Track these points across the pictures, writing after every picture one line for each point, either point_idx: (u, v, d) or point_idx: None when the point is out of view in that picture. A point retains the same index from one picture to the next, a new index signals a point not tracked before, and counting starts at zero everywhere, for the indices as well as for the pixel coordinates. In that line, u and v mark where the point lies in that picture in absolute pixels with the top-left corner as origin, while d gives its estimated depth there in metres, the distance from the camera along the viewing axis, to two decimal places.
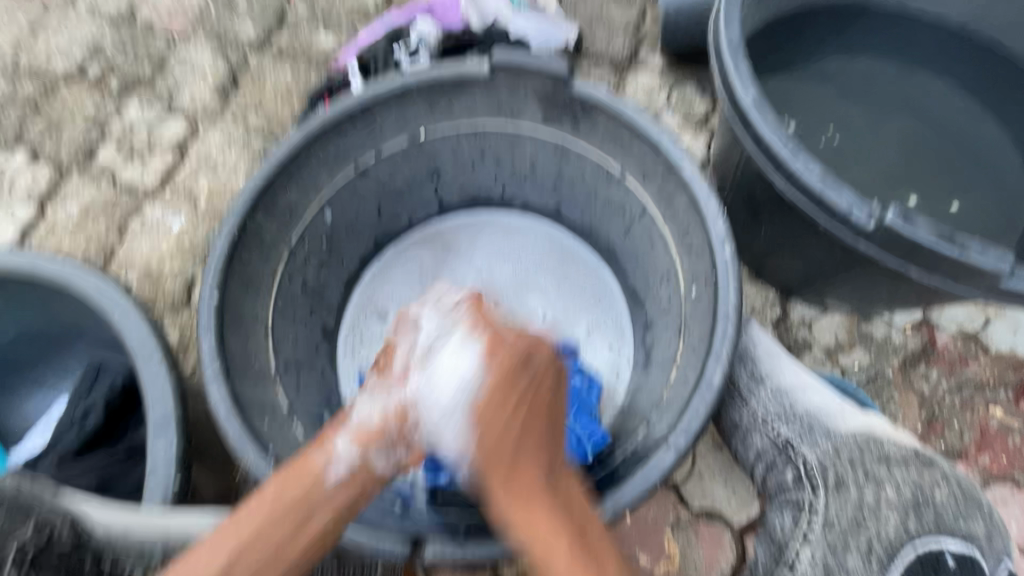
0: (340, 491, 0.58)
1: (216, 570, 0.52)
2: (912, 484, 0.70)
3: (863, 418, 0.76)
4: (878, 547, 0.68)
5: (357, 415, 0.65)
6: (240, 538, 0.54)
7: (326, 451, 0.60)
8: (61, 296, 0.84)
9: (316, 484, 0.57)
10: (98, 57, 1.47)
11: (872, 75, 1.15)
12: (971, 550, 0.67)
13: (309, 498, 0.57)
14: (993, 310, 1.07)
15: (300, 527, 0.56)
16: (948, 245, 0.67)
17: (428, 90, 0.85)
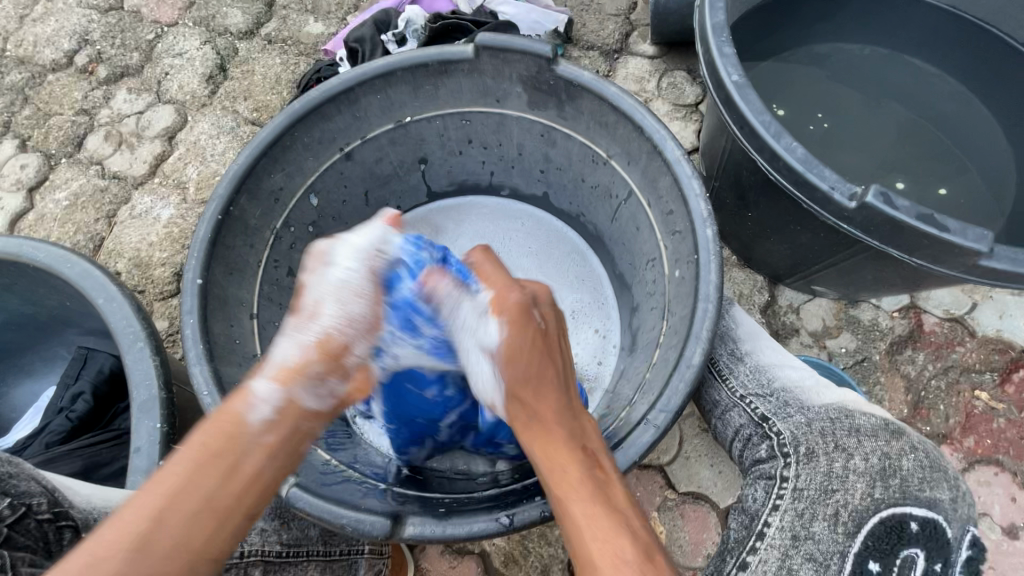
0: (269, 431, 0.57)
1: (144, 525, 0.49)
2: (881, 451, 0.65)
3: (838, 391, 0.75)
4: (845, 513, 0.62)
5: (275, 356, 0.63)
6: (166, 490, 0.51)
7: (247, 395, 0.58)
8: (45, 282, 0.84)
9: (242, 429, 0.56)
10: (85, 45, 1.46)
11: (861, 61, 1.15)
12: (933, 515, 0.60)
13: (235, 441, 0.55)
14: (979, 295, 1.07)
15: (230, 471, 0.53)
16: (929, 224, 0.67)
17: (412, 73, 0.85)
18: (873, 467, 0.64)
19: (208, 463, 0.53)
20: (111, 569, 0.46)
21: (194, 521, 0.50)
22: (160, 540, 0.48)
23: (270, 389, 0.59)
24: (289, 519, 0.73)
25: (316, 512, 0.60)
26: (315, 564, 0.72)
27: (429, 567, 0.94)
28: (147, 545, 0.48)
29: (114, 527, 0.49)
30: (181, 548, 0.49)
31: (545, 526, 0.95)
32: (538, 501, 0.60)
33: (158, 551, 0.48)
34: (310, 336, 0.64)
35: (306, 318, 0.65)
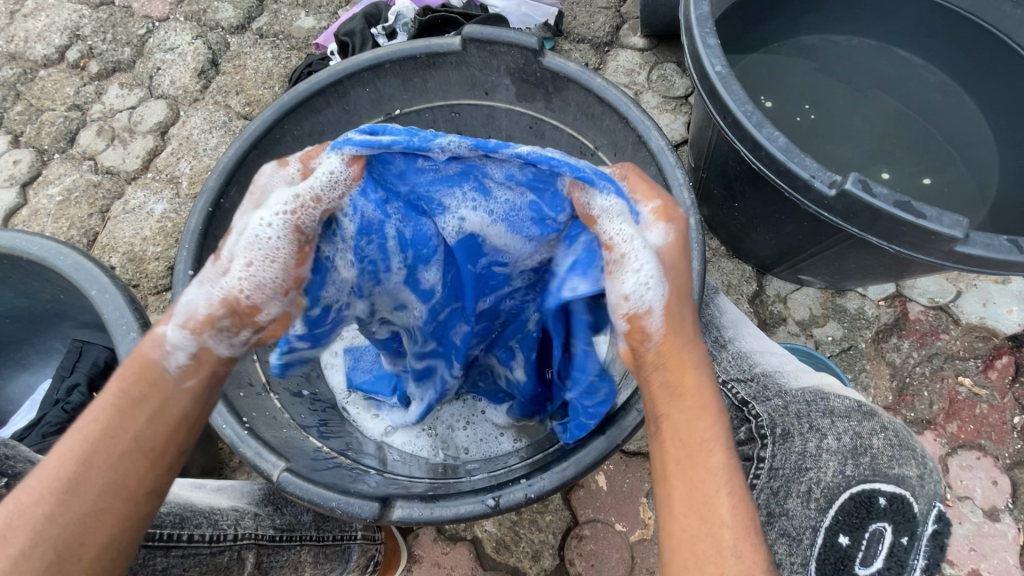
0: (190, 376, 0.50)
1: (69, 471, 0.44)
2: (852, 429, 0.67)
3: (816, 374, 0.76)
4: (817, 490, 0.64)
5: (182, 302, 0.51)
6: (88, 436, 0.46)
7: (157, 339, 0.49)
8: (39, 275, 0.85)
9: (160, 373, 0.49)
10: (77, 41, 1.46)
11: (847, 53, 1.17)
12: (902, 491, 0.61)
13: (159, 386, 0.48)
14: (964, 283, 1.09)
15: (158, 414, 0.48)
16: (906, 211, 0.68)
17: (400, 66, 0.85)
18: (845, 446, 0.65)
19: (131, 406, 0.47)
20: (43, 512, 0.43)
21: (123, 468, 0.45)
22: (88, 487, 0.44)
23: (180, 339, 0.50)
24: (282, 505, 0.75)
25: (306, 495, 0.61)
26: (308, 549, 0.74)
27: (422, 554, 0.96)
28: (75, 491, 0.44)
29: (37, 476, 0.44)
30: (113, 493, 0.45)
31: (536, 513, 0.96)
32: (523, 484, 0.61)
33: (89, 498, 0.44)
34: (222, 289, 0.51)
35: (221, 268, 0.52)
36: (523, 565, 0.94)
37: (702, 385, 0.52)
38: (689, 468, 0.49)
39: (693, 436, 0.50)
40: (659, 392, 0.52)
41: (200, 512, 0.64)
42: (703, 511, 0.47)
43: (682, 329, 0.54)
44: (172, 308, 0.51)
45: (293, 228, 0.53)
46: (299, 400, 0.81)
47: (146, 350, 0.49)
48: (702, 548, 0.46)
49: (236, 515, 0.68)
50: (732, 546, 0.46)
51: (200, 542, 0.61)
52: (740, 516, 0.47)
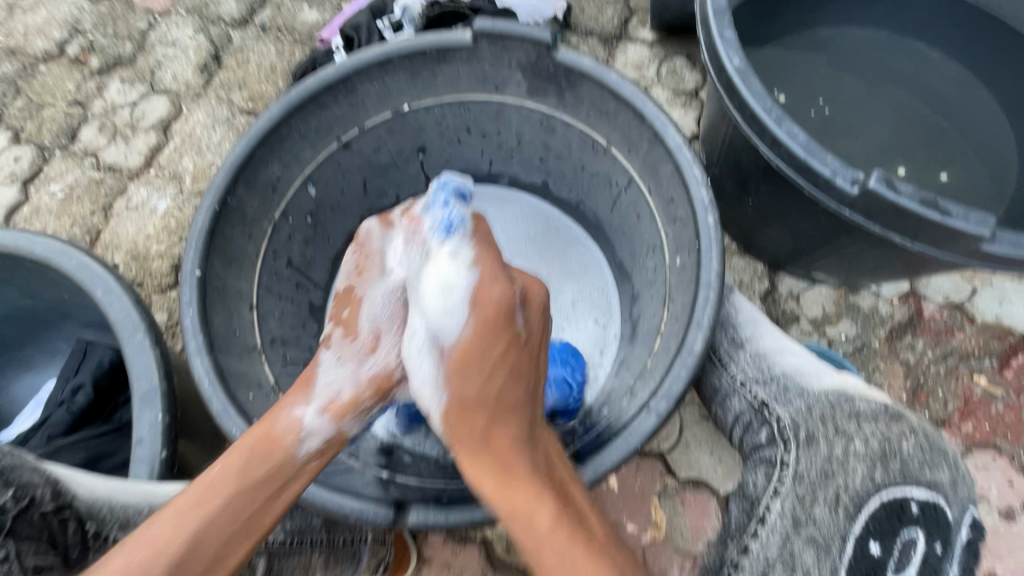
0: (314, 459, 0.62)
1: (185, 541, 0.53)
2: (880, 433, 0.68)
3: (838, 375, 0.74)
4: (845, 497, 0.66)
5: (323, 385, 0.66)
6: (210, 511, 0.55)
7: (296, 424, 0.62)
8: (43, 274, 0.84)
9: (289, 456, 0.61)
10: (77, 35, 1.44)
11: (862, 45, 1.14)
12: (935, 497, 0.65)
13: (282, 470, 0.60)
14: (979, 281, 1.07)
15: (274, 496, 0.59)
16: (931, 210, 0.67)
17: (409, 61, 0.84)
18: (874, 451, 0.68)
19: (252, 487, 0.58)
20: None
21: (233, 542, 0.55)
22: (197, 557, 0.54)
23: (321, 424, 0.63)
24: (292, 507, 0.73)
25: (317, 501, 0.61)
26: (318, 553, 0.72)
27: (431, 555, 0.95)
28: (186, 559, 0.53)
29: (153, 541, 0.53)
30: (217, 564, 0.55)
31: None
32: None
33: (195, 568, 0.53)
34: (367, 367, 0.69)
35: (359, 347, 0.70)
36: None
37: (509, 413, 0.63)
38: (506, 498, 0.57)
39: (505, 458, 0.60)
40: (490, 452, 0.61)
41: None
42: (528, 536, 0.55)
43: (501, 354, 0.64)
44: (316, 386, 0.66)
45: (403, 297, 0.73)
46: None
47: (274, 427, 0.61)
48: (540, 566, 0.55)
49: None
50: (562, 555, 0.54)
51: None
52: (557, 526, 0.55)
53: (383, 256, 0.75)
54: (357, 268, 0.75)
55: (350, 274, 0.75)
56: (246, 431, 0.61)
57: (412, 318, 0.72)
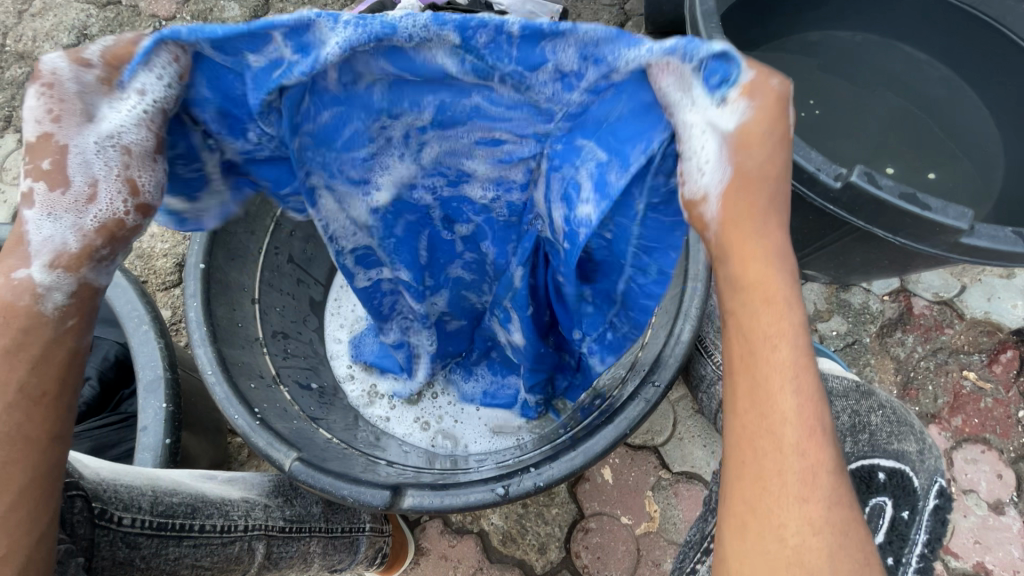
0: (73, 315, 0.47)
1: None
2: (851, 409, 0.69)
3: (815, 360, 0.77)
4: None
5: (39, 237, 0.45)
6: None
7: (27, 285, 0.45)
8: None
9: (38, 318, 0.46)
10: (85, 40, 1.48)
11: (850, 48, 1.17)
12: (902, 466, 0.66)
13: (36, 332, 0.46)
14: (968, 278, 1.09)
15: (42, 356, 0.46)
16: (911, 203, 0.68)
17: None
18: (845, 424, 0.68)
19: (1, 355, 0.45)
20: None
21: (16, 419, 0.45)
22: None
23: (53, 278, 0.46)
24: (292, 496, 0.74)
25: (318, 485, 0.62)
26: (317, 541, 0.74)
27: (429, 546, 0.97)
28: None
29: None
30: (5, 447, 0.45)
31: (542, 506, 0.97)
32: (533, 472, 0.62)
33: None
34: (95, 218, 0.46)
35: (78, 198, 0.45)
36: (530, 557, 0.95)
37: (783, 283, 0.45)
38: (760, 387, 0.44)
39: (763, 338, 0.45)
40: (732, 326, 0.47)
41: (212, 502, 0.65)
42: (767, 432, 0.44)
43: (747, 224, 0.46)
44: (28, 243, 0.45)
45: (120, 144, 0.44)
46: (308, 393, 0.81)
47: (0, 293, 0.46)
48: (768, 471, 0.43)
49: (247, 505, 0.68)
50: (808, 472, 0.43)
51: (211, 532, 0.62)
52: (818, 439, 0.43)
53: (88, 97, 0.44)
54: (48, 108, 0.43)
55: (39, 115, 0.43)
56: None
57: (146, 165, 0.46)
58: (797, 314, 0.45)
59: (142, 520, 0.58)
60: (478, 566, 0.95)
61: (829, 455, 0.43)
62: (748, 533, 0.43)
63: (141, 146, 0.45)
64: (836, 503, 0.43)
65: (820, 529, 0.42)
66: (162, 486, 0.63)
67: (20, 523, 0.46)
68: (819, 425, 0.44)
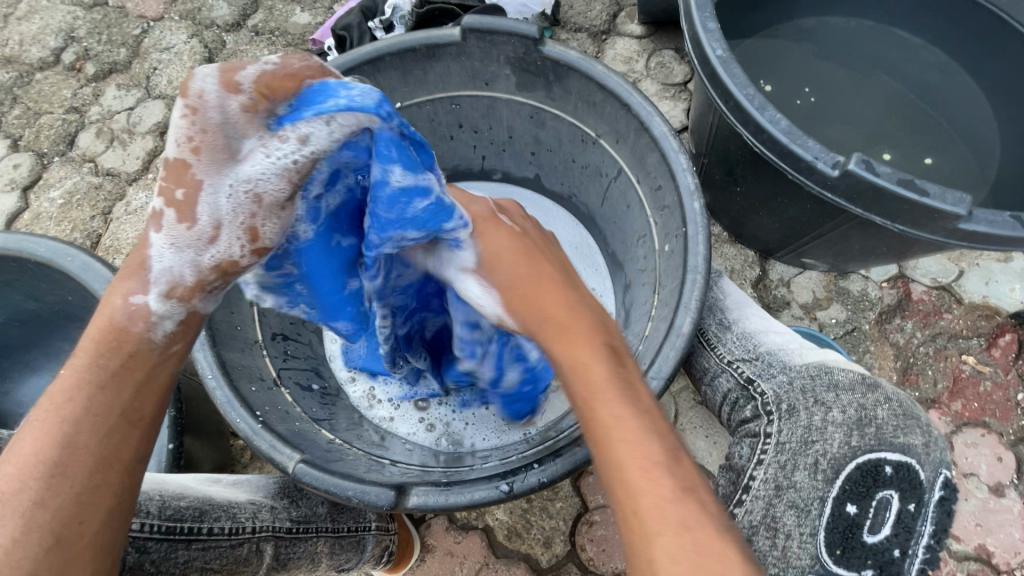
0: (176, 341, 0.56)
1: (54, 452, 0.49)
2: (857, 402, 0.69)
3: (819, 351, 0.78)
4: (823, 461, 0.66)
5: (160, 265, 0.55)
6: (70, 411, 0.50)
7: (138, 310, 0.54)
8: (48, 277, 0.85)
9: (146, 343, 0.55)
10: (73, 43, 1.46)
11: (845, 34, 1.16)
12: (907, 459, 0.65)
13: (142, 357, 0.54)
14: (966, 262, 1.09)
15: (143, 380, 0.54)
16: (909, 189, 0.68)
17: (400, 59, 0.86)
18: (850, 418, 0.68)
19: (112, 378, 0.52)
20: (28, 501, 0.47)
21: (114, 440, 0.51)
22: (78, 464, 0.49)
23: (166, 307, 0.55)
24: (297, 498, 0.74)
25: (323, 486, 0.62)
26: (324, 541, 0.74)
27: (435, 543, 0.97)
28: (62, 474, 0.48)
29: (20, 460, 0.49)
30: (103, 470, 0.50)
31: (546, 500, 0.97)
32: (537, 469, 0.62)
33: (81, 476, 0.49)
34: (215, 252, 0.55)
35: (199, 236, 0.54)
36: (535, 551, 0.95)
37: (585, 349, 0.55)
38: (599, 436, 0.51)
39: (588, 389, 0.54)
40: (572, 378, 0.55)
41: (218, 506, 0.65)
42: (614, 474, 0.49)
43: (554, 311, 0.59)
44: (151, 271, 0.55)
45: (255, 192, 0.54)
46: (310, 394, 0.81)
47: (112, 316, 0.54)
48: (629, 509, 0.48)
49: (254, 508, 0.68)
50: (653, 504, 0.47)
51: (219, 536, 0.62)
52: (652, 473, 0.48)
53: (232, 131, 0.52)
54: (189, 139, 0.51)
55: (183, 137, 0.51)
56: (88, 325, 0.55)
57: (271, 214, 0.56)
58: (601, 364, 0.54)
59: (151, 524, 0.58)
60: (484, 562, 0.95)
61: (668, 484, 0.47)
62: (637, 574, 0.47)
63: (272, 193, 0.55)
64: (688, 530, 0.46)
65: (680, 558, 0.45)
66: (168, 492, 0.63)
67: (96, 550, 0.48)
68: (650, 459, 0.49)
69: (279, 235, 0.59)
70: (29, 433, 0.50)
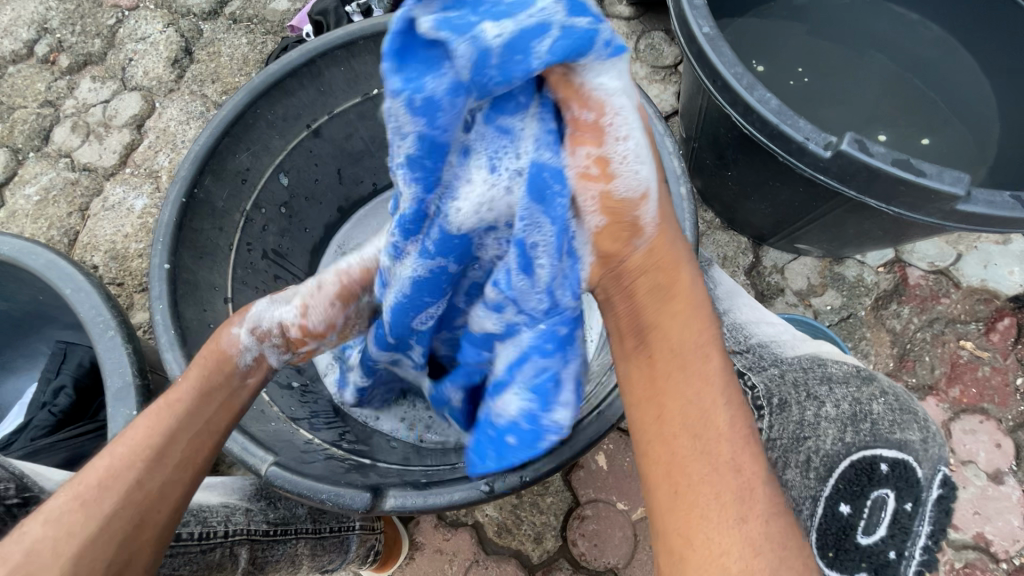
0: (254, 374, 0.61)
1: (157, 441, 0.51)
2: (851, 397, 0.66)
3: (812, 342, 0.72)
4: (816, 459, 0.64)
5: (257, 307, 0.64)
6: (174, 408, 0.54)
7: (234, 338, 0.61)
8: (14, 276, 0.83)
9: (234, 369, 0.60)
10: (45, 34, 1.42)
11: (839, 10, 1.13)
12: (904, 456, 0.63)
13: (231, 380, 0.59)
14: (964, 245, 1.07)
15: (229, 401, 0.58)
16: (904, 170, 0.66)
17: (375, 42, 0.82)
18: (845, 413, 0.65)
19: (202, 393, 0.56)
20: (131, 480, 0.48)
21: (198, 444, 0.53)
22: (173, 456, 0.51)
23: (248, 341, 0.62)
24: (275, 499, 0.73)
25: (297, 489, 0.59)
26: (304, 543, 0.72)
27: (424, 541, 0.96)
28: (160, 460, 0.50)
29: (126, 445, 0.50)
30: (187, 469, 0.52)
31: (537, 495, 0.96)
32: (517, 467, 0.60)
33: (169, 469, 0.51)
34: (280, 315, 0.64)
35: (291, 296, 0.65)
36: (526, 547, 0.94)
37: (692, 317, 0.54)
38: (691, 400, 0.50)
39: (684, 349, 0.53)
40: (666, 343, 0.53)
41: (188, 510, 0.63)
42: (707, 441, 0.49)
43: (669, 235, 0.57)
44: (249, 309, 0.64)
45: (321, 279, 0.65)
46: (289, 392, 0.79)
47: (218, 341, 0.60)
48: (712, 474, 0.47)
49: (227, 511, 0.66)
50: (745, 486, 0.47)
51: (189, 541, 0.60)
52: (750, 449, 0.49)
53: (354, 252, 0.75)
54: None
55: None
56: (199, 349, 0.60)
57: (323, 299, 0.65)
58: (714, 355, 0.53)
59: None
60: (474, 559, 0.94)
61: (760, 466, 0.48)
62: (688, 564, 0.45)
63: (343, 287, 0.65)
64: (772, 517, 0.46)
65: (760, 548, 0.44)
66: None
67: (159, 541, 0.49)
68: (748, 438, 0.49)
69: (320, 324, 0.65)
70: (138, 422, 0.52)
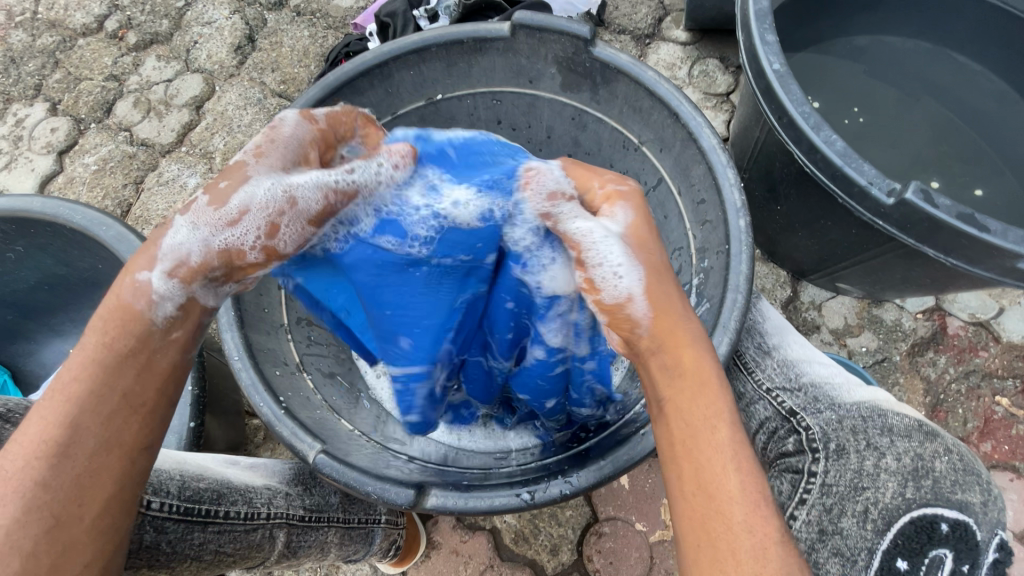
0: (176, 326, 0.50)
1: (57, 433, 0.46)
2: (913, 451, 0.66)
3: (870, 390, 0.76)
4: (874, 511, 0.63)
5: (169, 243, 0.51)
6: (70, 392, 0.47)
7: (141, 287, 0.50)
8: (79, 244, 0.86)
9: (144, 324, 0.49)
10: (116, 11, 1.47)
11: (900, 55, 1.13)
12: (965, 518, 0.60)
13: (142, 339, 0.49)
14: (1007, 300, 1.06)
15: (145, 365, 0.49)
16: (968, 224, 0.66)
17: (446, 50, 0.85)
18: (905, 467, 0.65)
19: (114, 359, 0.48)
20: (34, 477, 0.45)
21: (115, 425, 0.47)
22: (80, 446, 0.46)
23: (168, 285, 0.50)
24: (311, 485, 0.74)
25: (342, 479, 0.61)
26: (333, 531, 0.74)
27: (441, 540, 0.97)
28: (65, 452, 0.46)
29: (26, 436, 0.46)
30: (104, 453, 0.47)
31: (556, 507, 0.96)
32: (560, 480, 0.60)
33: (83, 458, 0.46)
34: (224, 242, 0.51)
35: (223, 217, 0.51)
36: (541, 557, 0.94)
37: (710, 376, 0.51)
38: (706, 474, 0.48)
39: (697, 418, 0.50)
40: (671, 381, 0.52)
41: (236, 489, 0.65)
42: (716, 511, 0.47)
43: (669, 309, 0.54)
44: (160, 249, 0.50)
45: (291, 195, 0.53)
46: (332, 382, 0.80)
47: (121, 293, 0.50)
48: (722, 550, 0.46)
49: (269, 493, 0.68)
50: (758, 546, 0.45)
51: (235, 520, 0.62)
52: (757, 512, 0.46)
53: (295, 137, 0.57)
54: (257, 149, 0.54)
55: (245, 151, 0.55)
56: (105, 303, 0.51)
57: (296, 220, 0.53)
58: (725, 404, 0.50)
59: (170, 504, 0.58)
60: (488, 564, 0.95)
61: (775, 527, 0.47)
62: None
63: (309, 202, 0.54)
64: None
65: None
66: (188, 471, 0.63)
67: (106, 531, 0.47)
68: (760, 497, 0.47)
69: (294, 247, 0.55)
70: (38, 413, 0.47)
